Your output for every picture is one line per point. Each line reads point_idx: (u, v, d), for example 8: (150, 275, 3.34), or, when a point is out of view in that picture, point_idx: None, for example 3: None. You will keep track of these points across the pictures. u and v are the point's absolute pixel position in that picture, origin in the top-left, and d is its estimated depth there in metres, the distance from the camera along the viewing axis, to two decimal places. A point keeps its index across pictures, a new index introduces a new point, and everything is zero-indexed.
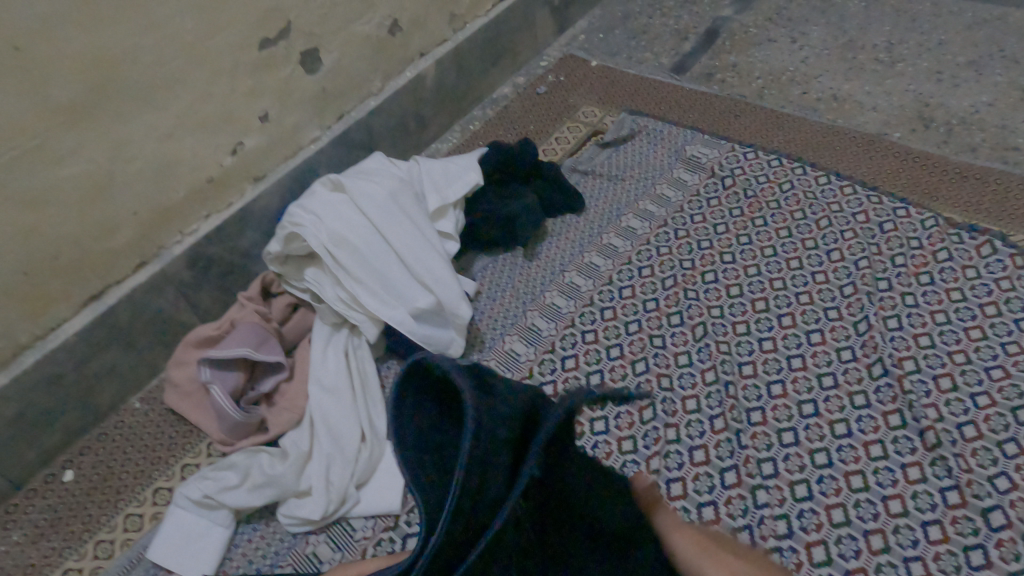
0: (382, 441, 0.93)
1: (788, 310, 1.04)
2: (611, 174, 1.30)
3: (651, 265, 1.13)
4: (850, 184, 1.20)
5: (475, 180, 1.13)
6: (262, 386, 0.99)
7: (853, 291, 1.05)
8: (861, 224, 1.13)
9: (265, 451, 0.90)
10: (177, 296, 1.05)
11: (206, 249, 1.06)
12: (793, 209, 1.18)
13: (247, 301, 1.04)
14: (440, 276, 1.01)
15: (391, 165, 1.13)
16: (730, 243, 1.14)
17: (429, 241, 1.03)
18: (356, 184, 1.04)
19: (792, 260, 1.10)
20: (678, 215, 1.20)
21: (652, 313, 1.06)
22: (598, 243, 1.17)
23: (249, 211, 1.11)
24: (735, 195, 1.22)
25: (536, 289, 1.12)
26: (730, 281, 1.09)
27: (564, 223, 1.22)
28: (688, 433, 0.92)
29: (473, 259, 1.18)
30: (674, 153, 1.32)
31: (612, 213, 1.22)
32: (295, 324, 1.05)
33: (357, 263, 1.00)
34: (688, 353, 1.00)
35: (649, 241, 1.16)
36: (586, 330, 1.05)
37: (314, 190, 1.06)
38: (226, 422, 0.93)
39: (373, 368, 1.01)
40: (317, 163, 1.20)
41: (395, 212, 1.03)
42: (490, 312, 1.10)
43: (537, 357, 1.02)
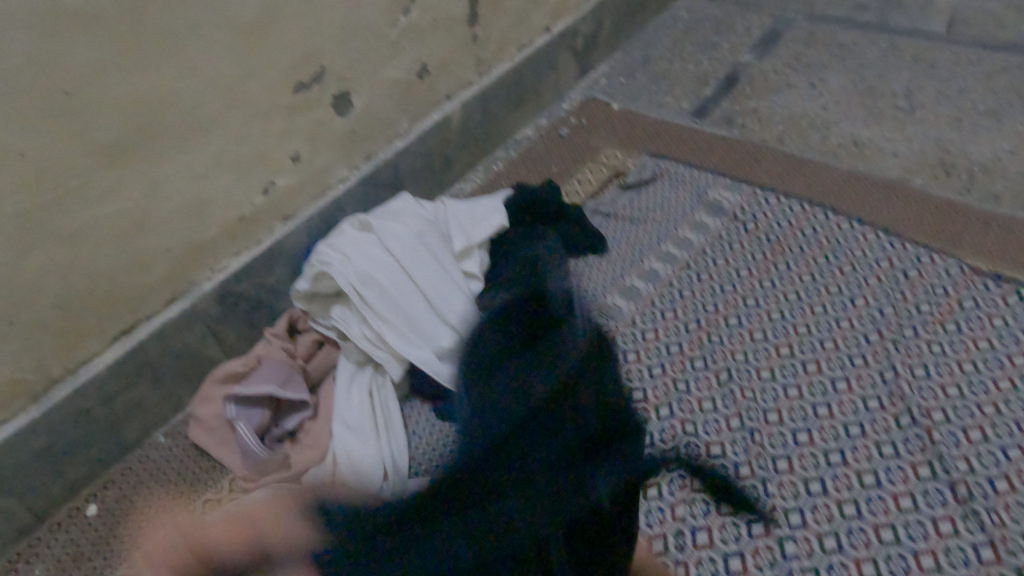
0: (404, 480, 0.94)
1: (813, 356, 1.03)
2: (633, 216, 1.32)
3: (674, 309, 1.13)
4: (874, 232, 1.20)
5: (499, 223, 1.15)
6: (286, 423, 1.00)
7: (879, 338, 1.04)
8: (885, 270, 1.14)
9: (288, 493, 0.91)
10: (205, 331, 1.07)
11: (236, 286, 1.08)
12: (816, 253, 1.19)
13: (273, 338, 1.06)
14: (464, 315, 1.03)
15: (417, 206, 1.15)
16: (753, 287, 1.15)
17: (454, 280, 1.05)
18: (384, 225, 1.07)
19: (816, 305, 1.10)
20: (701, 258, 1.21)
21: (676, 357, 1.06)
22: (620, 285, 1.18)
23: (279, 249, 1.13)
24: (757, 239, 1.23)
25: None
26: (753, 326, 1.09)
27: (586, 264, 1.23)
28: (713, 481, 0.91)
29: None
30: (696, 196, 1.33)
31: (634, 255, 1.23)
32: (320, 360, 1.06)
33: (383, 301, 1.01)
34: (712, 399, 1.00)
35: (672, 284, 1.17)
36: None
37: (343, 229, 1.09)
38: (251, 460, 0.95)
39: (395, 407, 1.01)
40: (345, 202, 1.22)
41: (422, 252, 1.05)
42: None
43: None
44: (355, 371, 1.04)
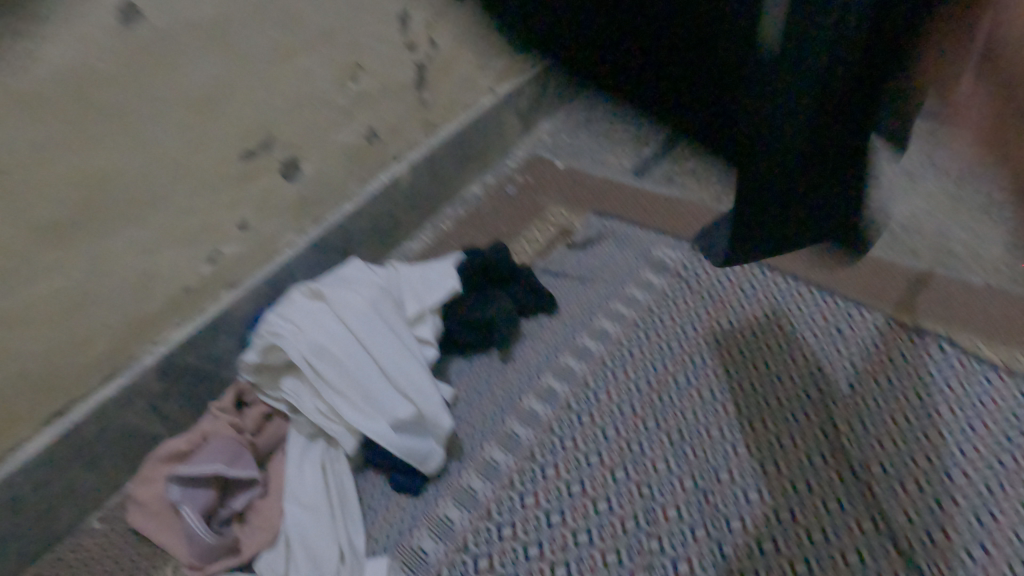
0: (362, 560, 0.92)
1: (759, 413, 1.07)
2: (581, 276, 1.35)
3: (625, 368, 1.16)
4: (809, 287, 1.27)
5: (453, 287, 1.16)
6: (234, 502, 0.96)
7: (819, 394, 1.09)
8: (820, 326, 1.20)
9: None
10: (147, 409, 1.03)
11: (180, 359, 1.05)
12: (756, 310, 1.24)
13: (219, 413, 1.02)
14: (419, 385, 1.02)
15: (369, 272, 1.15)
16: (699, 345, 1.19)
17: (408, 350, 1.05)
18: (337, 294, 1.06)
19: (759, 363, 1.15)
20: (648, 317, 1.25)
21: (629, 418, 1.08)
22: (572, 345, 1.20)
23: (225, 319, 1.10)
24: (701, 297, 1.28)
25: (513, 395, 1.13)
26: (701, 383, 1.12)
27: (537, 324, 1.25)
28: (671, 544, 0.92)
29: (449, 363, 1.19)
30: (641, 256, 1.38)
31: (584, 315, 1.26)
32: (270, 434, 1.03)
33: (338, 373, 1.00)
34: (666, 459, 1.02)
35: (621, 343, 1.20)
36: (565, 436, 1.06)
37: (293, 299, 1.07)
38: (198, 546, 0.89)
39: (350, 481, 1.00)
40: (294, 267, 1.21)
41: (376, 321, 1.05)
42: (470, 419, 1.10)
43: (517, 466, 1.02)
44: (306, 446, 1.02)
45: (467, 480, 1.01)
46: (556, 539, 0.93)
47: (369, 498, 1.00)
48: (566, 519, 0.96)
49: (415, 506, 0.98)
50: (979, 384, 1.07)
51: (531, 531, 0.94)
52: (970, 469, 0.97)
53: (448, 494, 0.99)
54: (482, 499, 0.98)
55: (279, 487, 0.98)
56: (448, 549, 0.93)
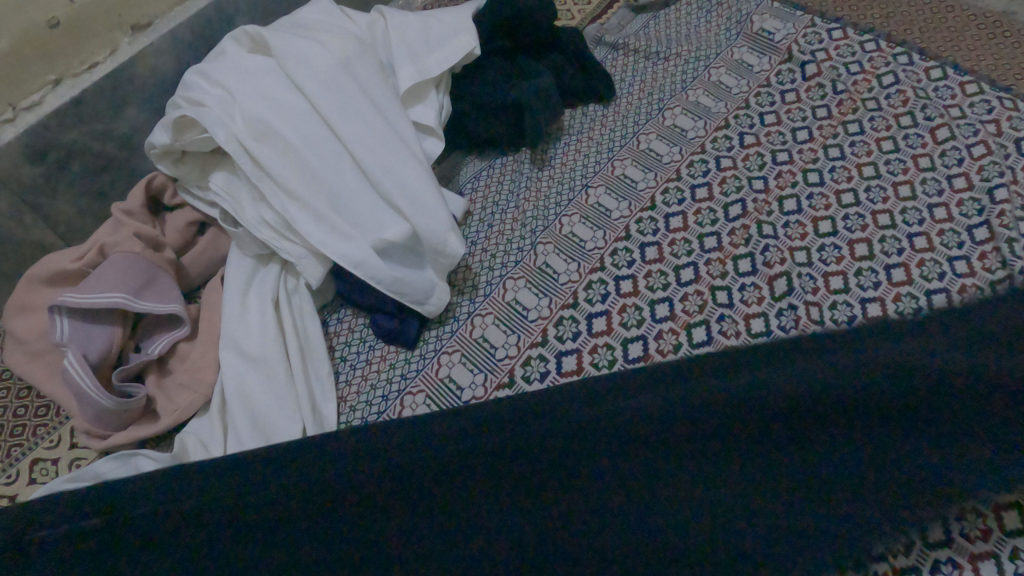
0: (332, 435, 0.65)
1: (901, 259, 0.75)
2: (649, 50, 0.95)
3: (708, 184, 0.82)
4: (973, 82, 0.89)
5: (469, 46, 0.77)
6: (152, 347, 0.66)
7: (988, 235, 0.75)
8: (992, 137, 0.83)
9: (143, 453, 0.62)
10: (18, 206, 0.70)
11: (62, 135, 0.69)
12: (898, 110, 0.87)
13: (125, 219, 0.69)
14: (416, 192, 0.67)
15: (344, 18, 0.75)
16: (816, 156, 0.83)
17: (401, 137, 0.69)
18: (287, 42, 0.68)
19: (902, 186, 0.80)
20: (743, 112, 0.88)
21: (712, 255, 0.76)
22: (633, 147, 0.85)
23: (127, 79, 0.73)
24: (820, 89, 0.90)
25: (546, 214, 0.80)
26: (818, 212, 0.78)
27: (585, 116, 0.89)
28: None
29: (460, 164, 0.85)
30: (735, 26, 0.97)
31: (650, 107, 0.89)
32: (204, 253, 0.72)
33: (289, 168, 0.65)
34: (764, 316, 0.71)
35: (705, 147, 0.85)
36: (621, 277, 0.75)
37: (225, 51, 0.70)
38: (90, 410, 0.61)
39: (316, 326, 0.70)
40: (235, 11, 0.81)
41: (348, 91, 0.68)
42: (485, 244, 0.78)
43: (552, 315, 0.72)
44: (255, 271, 0.70)
45: (481, 329, 0.72)
46: None
47: (342, 349, 0.71)
48: None
49: (409, 363, 0.70)
50: None
51: None
52: None
53: (452, 349, 0.70)
54: (502, 359, 0.70)
55: (212, 328, 0.68)
56: None
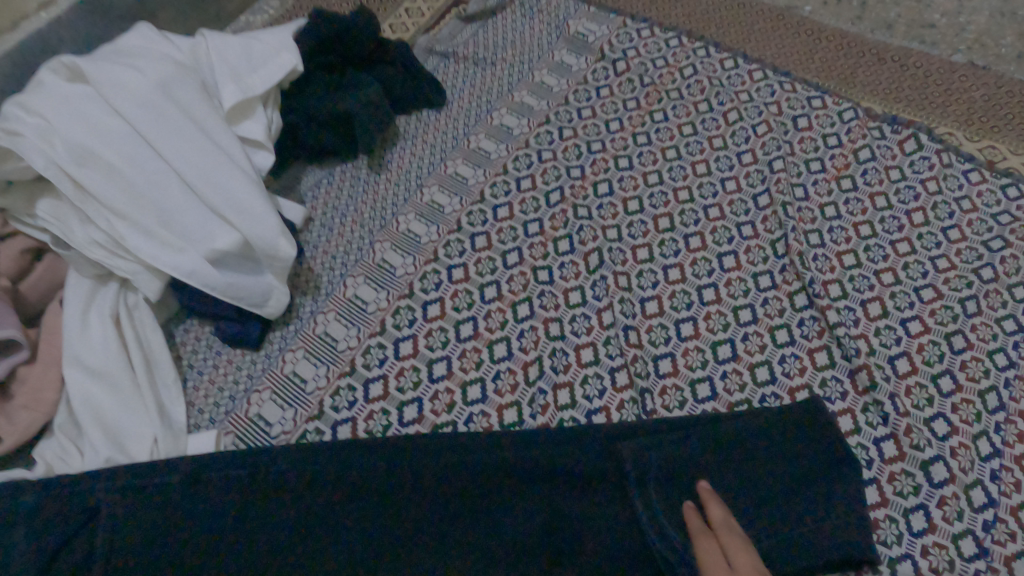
0: (183, 435, 0.69)
1: (697, 228, 0.85)
2: (477, 57, 1.02)
3: (532, 175, 0.90)
4: (759, 69, 1.01)
5: (292, 63, 0.82)
6: None
7: (769, 202, 0.87)
8: (774, 116, 0.95)
9: None
10: None
11: None
12: (697, 98, 0.98)
13: None
14: (245, 201, 0.72)
15: (164, 41, 0.78)
16: (626, 143, 0.93)
17: (227, 152, 0.73)
18: (103, 69, 0.71)
19: (699, 165, 0.91)
20: (563, 108, 0.97)
21: (535, 239, 0.84)
22: (464, 147, 0.92)
23: None
24: (630, 83, 1.00)
25: (383, 214, 0.86)
26: (627, 193, 0.88)
27: (419, 122, 0.95)
28: (585, 394, 0.72)
29: (301, 173, 0.90)
30: (555, 30, 1.06)
31: (479, 110, 0.96)
32: (41, 278, 0.74)
33: (114, 188, 0.68)
34: (580, 290, 0.79)
35: (528, 142, 0.93)
36: (453, 266, 0.82)
37: (41, 81, 0.72)
38: None
39: (160, 336, 0.73)
40: (57, 38, 0.82)
41: (168, 111, 0.71)
42: (326, 246, 0.83)
43: (390, 306, 0.78)
44: (93, 290, 0.73)
45: (323, 325, 0.77)
46: (439, 396, 0.72)
47: (190, 356, 0.75)
48: (453, 370, 0.74)
49: (254, 363, 0.75)
50: (956, 179, 0.88)
51: (408, 388, 0.73)
52: (941, 286, 0.80)
53: (296, 345, 0.75)
54: (343, 350, 0.75)
55: (52, 349, 0.70)
56: (298, 416, 0.71)
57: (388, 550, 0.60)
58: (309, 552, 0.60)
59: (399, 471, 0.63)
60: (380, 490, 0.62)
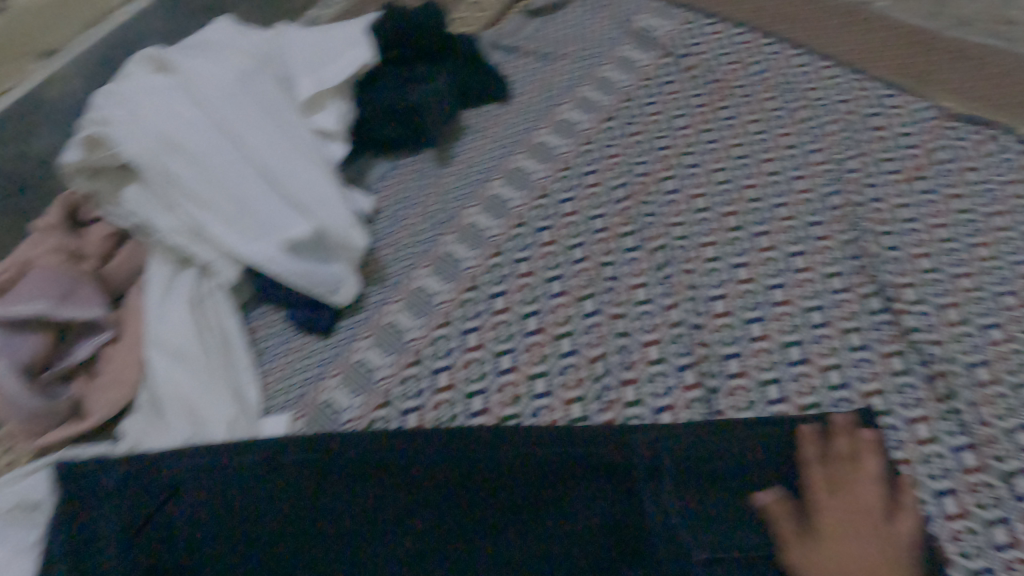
0: (256, 419, 0.70)
1: (766, 228, 0.83)
2: (541, 51, 1.02)
3: (597, 170, 0.89)
4: (830, 66, 0.99)
5: (363, 58, 0.82)
6: (76, 352, 0.72)
7: (841, 201, 0.85)
8: (846, 114, 0.93)
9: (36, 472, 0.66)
10: None
11: None
12: (765, 95, 0.96)
13: (43, 235, 0.73)
14: (319, 193, 0.74)
15: (242, 36, 0.80)
16: (692, 140, 0.92)
17: (302, 145, 0.75)
18: (187, 62, 0.73)
19: (767, 163, 0.89)
20: (628, 104, 0.96)
21: (600, 235, 0.83)
22: (528, 141, 0.92)
23: (38, 102, 0.77)
24: (696, 79, 0.98)
25: (449, 206, 0.86)
26: (694, 190, 0.87)
27: (484, 115, 0.96)
28: (652, 392, 0.72)
29: (367, 165, 0.91)
30: (620, 25, 1.05)
31: (543, 104, 0.96)
32: (122, 262, 0.76)
33: (196, 177, 0.70)
34: (647, 287, 0.79)
35: (593, 138, 0.92)
36: (518, 260, 0.82)
37: (129, 72, 0.74)
38: (18, 413, 0.66)
39: (235, 322, 0.75)
40: (139, 31, 0.85)
41: (249, 104, 0.73)
42: (393, 238, 0.84)
43: (456, 298, 0.79)
44: (172, 276, 0.75)
45: (390, 315, 0.78)
46: (505, 389, 0.73)
47: (262, 342, 0.77)
48: (519, 364, 0.74)
49: (324, 351, 0.76)
50: None
51: (474, 379, 0.73)
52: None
53: (365, 335, 0.77)
54: (410, 341, 0.76)
55: (135, 332, 0.72)
56: (367, 404, 0.72)
57: (457, 542, 0.61)
58: (380, 538, 0.61)
59: (469, 461, 0.64)
60: (448, 481, 0.64)
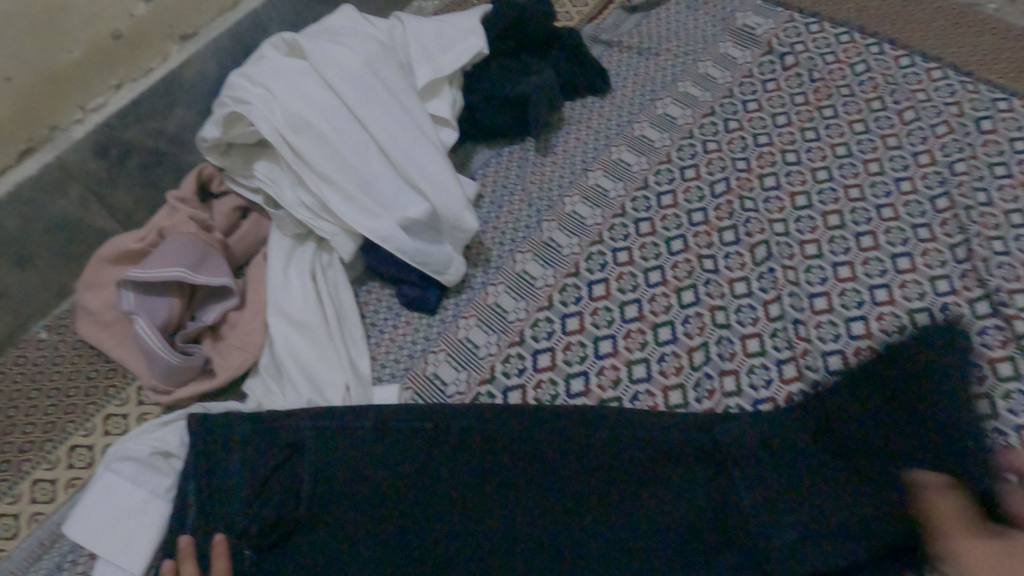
0: (368, 386, 0.74)
1: (869, 228, 0.83)
2: (642, 47, 1.04)
3: (696, 165, 0.90)
4: (938, 68, 0.97)
5: (478, 47, 0.87)
6: (205, 315, 0.76)
7: (948, 204, 0.84)
8: (954, 117, 0.91)
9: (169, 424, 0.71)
10: (85, 196, 0.78)
11: (121, 134, 0.79)
12: (869, 96, 0.95)
13: (180, 205, 0.78)
14: (435, 175, 0.77)
15: (366, 24, 0.84)
16: (794, 138, 0.92)
17: (420, 128, 0.78)
18: (319, 46, 0.78)
19: (871, 163, 0.89)
20: (728, 100, 0.96)
21: (700, 228, 0.84)
22: (628, 134, 0.94)
23: (178, 82, 0.82)
24: (798, 77, 0.98)
25: (551, 194, 0.89)
26: (795, 187, 0.87)
27: (584, 108, 0.98)
28: (751, 383, 0.73)
29: (471, 152, 0.94)
30: (720, 22, 1.06)
31: (643, 98, 0.98)
32: (247, 234, 0.82)
33: (324, 155, 0.75)
34: (746, 281, 0.80)
35: (693, 133, 0.93)
36: (618, 249, 0.84)
37: (265, 55, 0.79)
38: (158, 367, 0.71)
39: (349, 294, 0.79)
40: (268, 18, 0.90)
41: (374, 88, 0.77)
42: (496, 222, 0.87)
43: (557, 282, 0.81)
44: (293, 249, 0.80)
45: (494, 296, 0.81)
46: (605, 372, 0.75)
47: (372, 316, 0.81)
48: (619, 348, 0.76)
49: (430, 327, 0.79)
50: None
51: (576, 361, 0.76)
52: None
53: (469, 313, 0.80)
54: (513, 321, 0.79)
55: (259, 298, 0.77)
56: (472, 378, 0.75)
57: (560, 514, 0.64)
58: (487, 504, 0.64)
59: (572, 440, 0.67)
60: (553, 456, 0.66)
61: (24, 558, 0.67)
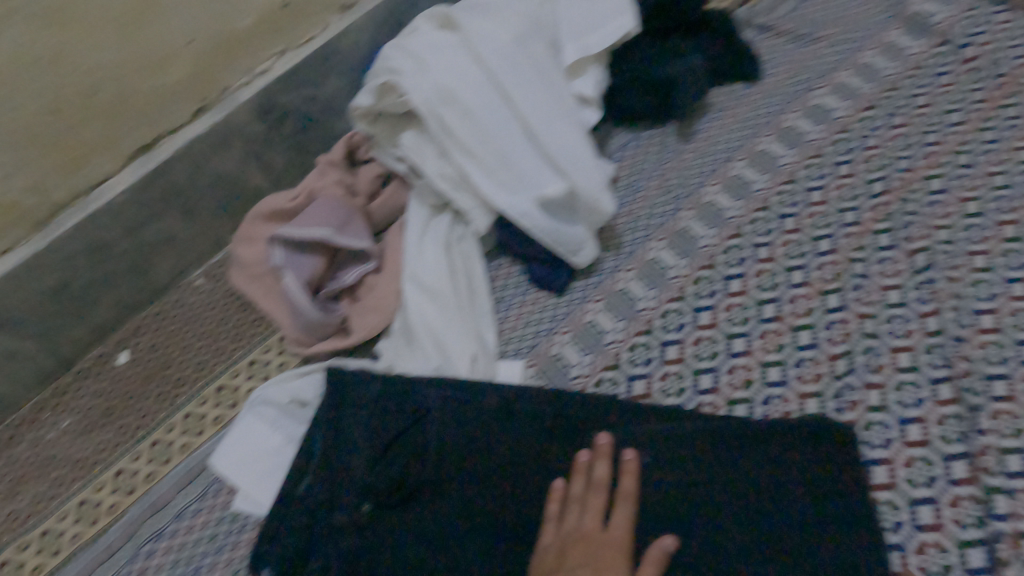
0: (494, 361, 0.75)
1: None
2: (799, 32, 1.00)
3: (852, 161, 0.84)
4: None
5: (627, 26, 0.84)
6: (344, 276, 0.80)
7: None
8: None
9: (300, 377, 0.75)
10: (245, 155, 0.84)
11: (280, 98, 0.83)
12: None
13: (329, 169, 0.83)
14: (576, 154, 0.76)
15: None
16: (968, 137, 0.83)
17: (564, 106, 0.78)
18: (471, 21, 0.78)
19: None
20: (893, 93, 0.89)
21: (851, 229, 0.79)
22: (777, 124, 0.89)
23: (334, 51, 0.85)
24: (978, 70, 0.88)
25: (690, 182, 0.86)
26: (966, 191, 0.78)
27: (730, 94, 0.95)
28: (899, 400, 0.67)
29: (610, 134, 0.95)
30: (890, 8, 0.98)
31: (795, 88, 0.93)
32: (387, 202, 0.84)
33: (470, 130, 0.76)
34: (901, 289, 0.73)
35: (850, 126, 0.87)
36: (758, 245, 0.80)
37: (418, 29, 0.81)
38: (301, 321, 0.76)
39: (480, 267, 0.80)
40: None
41: (523, 64, 0.77)
42: (632, 207, 0.87)
43: (691, 274, 0.78)
44: (431, 219, 0.82)
45: (624, 282, 0.79)
46: (736, 371, 0.72)
47: (502, 289, 0.83)
48: (753, 348, 0.73)
49: (558, 307, 0.80)
50: None
51: (706, 357, 0.73)
52: None
53: (597, 297, 0.79)
54: (641, 310, 0.77)
55: (395, 264, 0.80)
56: (596, 363, 0.74)
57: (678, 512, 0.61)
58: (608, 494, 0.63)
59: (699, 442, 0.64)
60: (671, 450, 0.64)
61: (173, 484, 0.74)
